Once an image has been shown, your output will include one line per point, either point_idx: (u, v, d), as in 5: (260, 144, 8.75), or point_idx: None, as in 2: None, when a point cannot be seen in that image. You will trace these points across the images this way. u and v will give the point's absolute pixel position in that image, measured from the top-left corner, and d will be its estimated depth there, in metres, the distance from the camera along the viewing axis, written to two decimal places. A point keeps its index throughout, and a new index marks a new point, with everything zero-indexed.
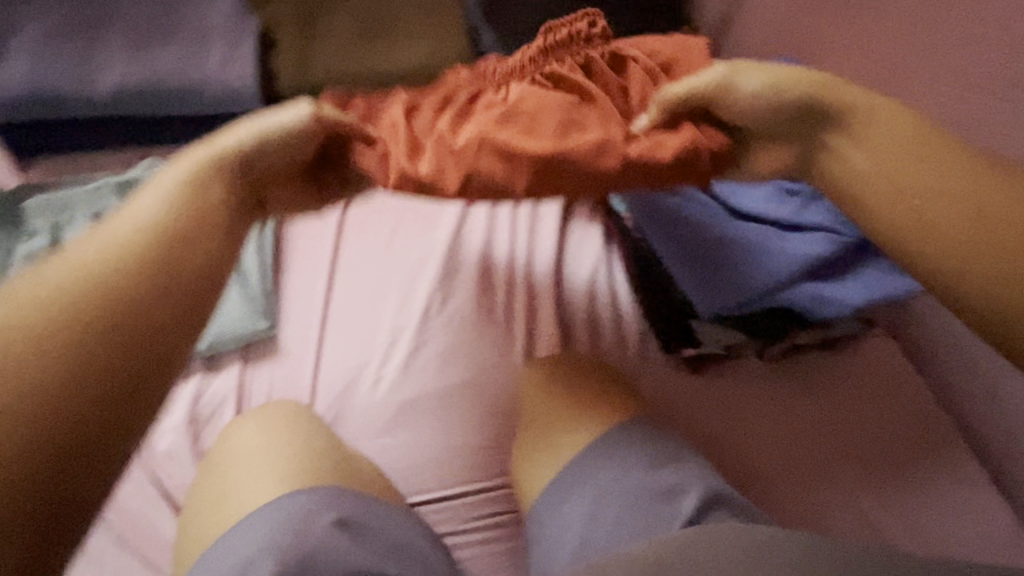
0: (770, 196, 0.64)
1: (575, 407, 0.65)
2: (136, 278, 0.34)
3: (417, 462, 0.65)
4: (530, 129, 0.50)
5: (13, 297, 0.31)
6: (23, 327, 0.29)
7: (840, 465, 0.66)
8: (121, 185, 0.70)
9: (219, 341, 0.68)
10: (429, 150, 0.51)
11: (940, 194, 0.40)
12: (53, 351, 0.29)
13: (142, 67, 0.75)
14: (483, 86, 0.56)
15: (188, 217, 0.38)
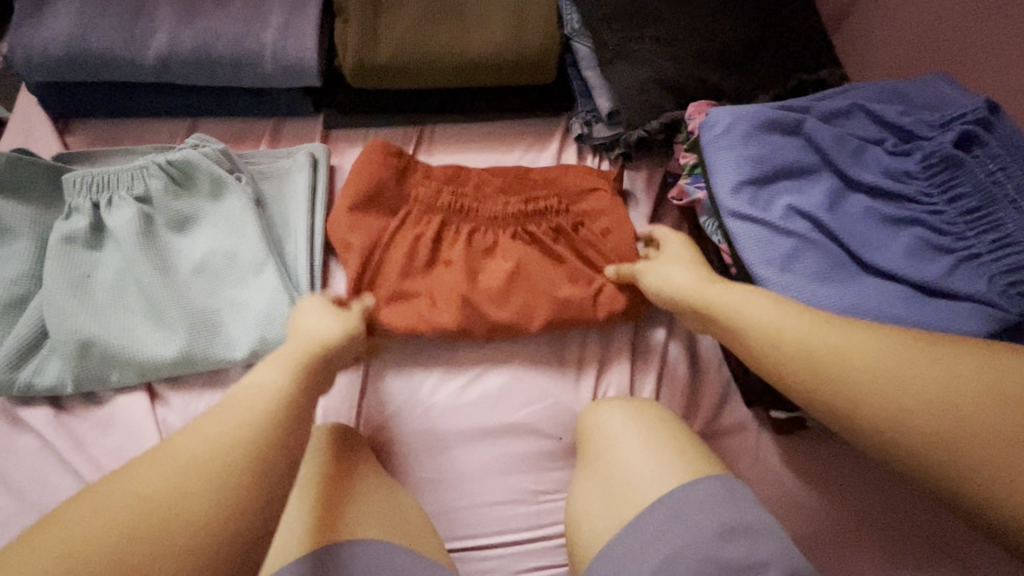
0: (912, 249, 0.53)
1: (652, 464, 0.57)
2: (260, 436, 0.38)
3: (468, 504, 0.61)
4: (525, 298, 0.66)
5: (141, 476, 0.34)
6: (177, 483, 0.34)
7: (922, 546, 0.59)
8: (168, 166, 0.63)
9: (263, 349, 0.60)
10: (447, 308, 0.64)
11: (887, 382, 0.38)
12: (228, 489, 0.35)
13: (194, 28, 0.67)
14: (479, 219, 0.69)
15: (286, 367, 0.45)
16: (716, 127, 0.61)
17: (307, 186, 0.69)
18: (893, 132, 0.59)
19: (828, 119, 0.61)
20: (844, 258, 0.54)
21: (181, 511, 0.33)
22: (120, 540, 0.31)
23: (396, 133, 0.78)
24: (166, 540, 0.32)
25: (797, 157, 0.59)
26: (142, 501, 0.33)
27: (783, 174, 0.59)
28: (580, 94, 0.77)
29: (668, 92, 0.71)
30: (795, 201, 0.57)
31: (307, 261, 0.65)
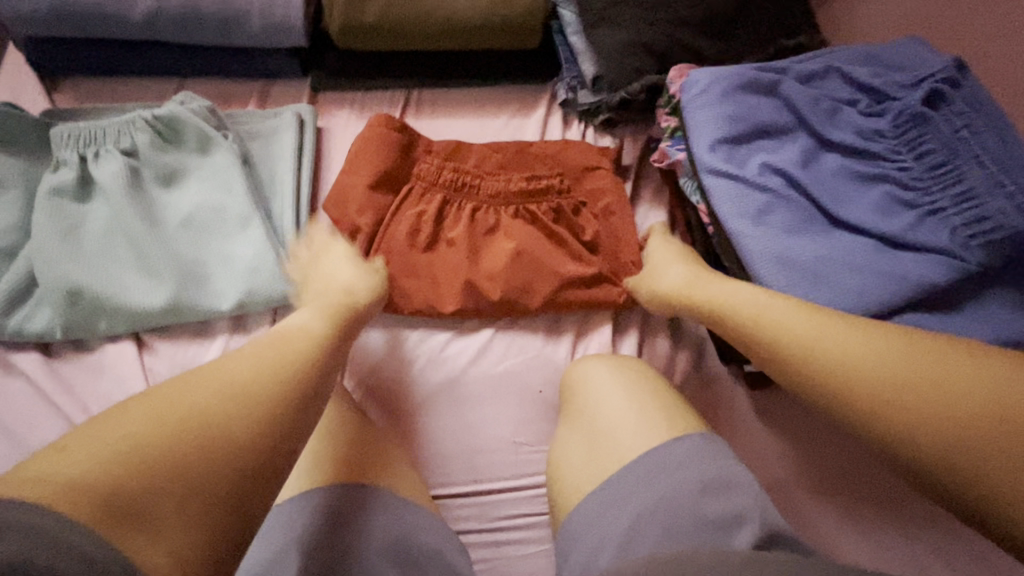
0: (881, 205, 0.55)
1: (630, 415, 0.60)
2: (285, 380, 0.43)
3: (451, 454, 0.63)
4: (527, 278, 0.67)
5: (166, 400, 0.37)
6: (197, 409, 0.37)
7: (890, 487, 0.61)
8: (156, 122, 0.64)
9: (250, 301, 0.61)
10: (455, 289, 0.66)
11: (865, 369, 0.42)
12: (241, 424, 0.38)
13: None
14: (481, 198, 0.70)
15: (321, 318, 0.53)
16: (696, 89, 0.63)
17: (294, 145, 0.70)
18: (866, 93, 0.61)
19: (805, 81, 0.62)
20: (815, 213, 0.56)
21: (194, 429, 0.36)
22: (132, 451, 0.33)
23: (384, 96, 0.78)
24: (177, 451, 0.34)
25: (773, 117, 0.61)
26: (167, 415, 0.36)
27: (760, 134, 0.61)
28: (565, 60, 0.77)
29: (651, 57, 0.72)
30: (770, 159, 0.59)
31: (294, 218, 0.66)
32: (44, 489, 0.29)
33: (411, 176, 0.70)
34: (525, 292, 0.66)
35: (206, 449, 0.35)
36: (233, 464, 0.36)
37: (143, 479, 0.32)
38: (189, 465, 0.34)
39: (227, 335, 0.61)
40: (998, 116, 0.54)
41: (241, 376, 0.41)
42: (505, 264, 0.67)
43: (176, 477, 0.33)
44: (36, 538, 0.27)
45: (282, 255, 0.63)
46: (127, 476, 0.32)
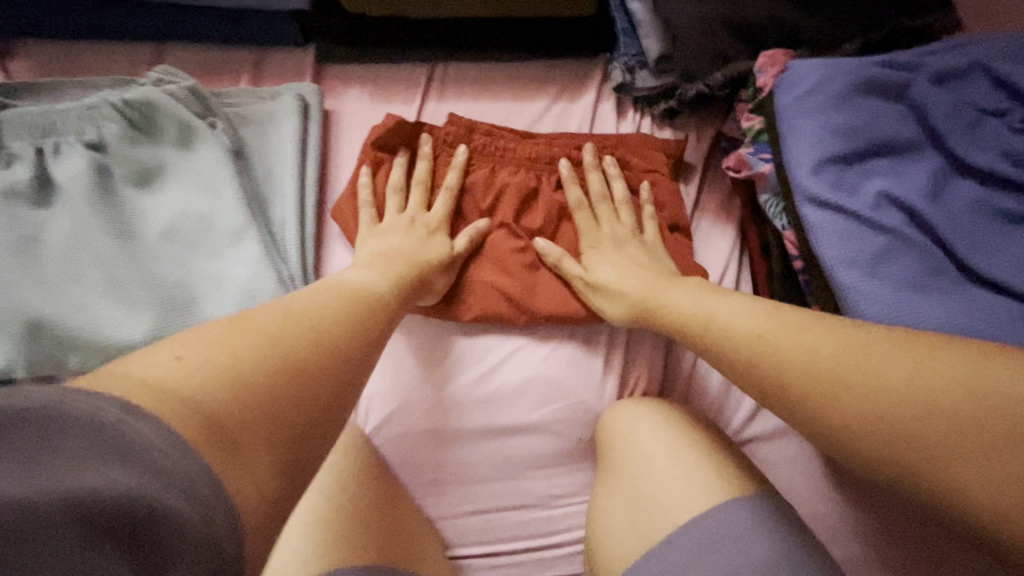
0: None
1: (692, 491, 0.50)
2: (355, 316, 0.40)
3: (474, 511, 0.55)
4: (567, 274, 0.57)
5: (241, 326, 0.33)
6: (272, 333, 0.33)
7: None
8: (126, 108, 0.52)
9: None
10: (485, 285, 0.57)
11: (839, 371, 0.34)
12: (314, 350, 0.34)
13: None
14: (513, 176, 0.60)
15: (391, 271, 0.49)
16: (797, 87, 0.50)
17: (295, 136, 0.58)
18: (1020, 102, 0.48)
19: (940, 81, 0.49)
20: (944, 261, 0.45)
21: (271, 349, 0.32)
22: (220, 369, 0.29)
23: (403, 70, 0.65)
24: (254, 368, 0.30)
25: (896, 129, 0.48)
26: (247, 336, 0.32)
27: (876, 150, 0.48)
28: (622, 31, 0.62)
29: (733, 36, 0.58)
30: (890, 185, 0.47)
31: (296, 227, 0.56)
32: (135, 392, 0.26)
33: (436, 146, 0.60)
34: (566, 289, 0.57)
35: (287, 357, 0.32)
36: (313, 390, 0.32)
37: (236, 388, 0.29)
38: (276, 385, 0.31)
39: None
40: None
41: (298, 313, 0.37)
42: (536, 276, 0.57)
43: (272, 384, 0.30)
44: (147, 466, 0.23)
45: (282, 276, 0.53)
46: (220, 378, 0.29)
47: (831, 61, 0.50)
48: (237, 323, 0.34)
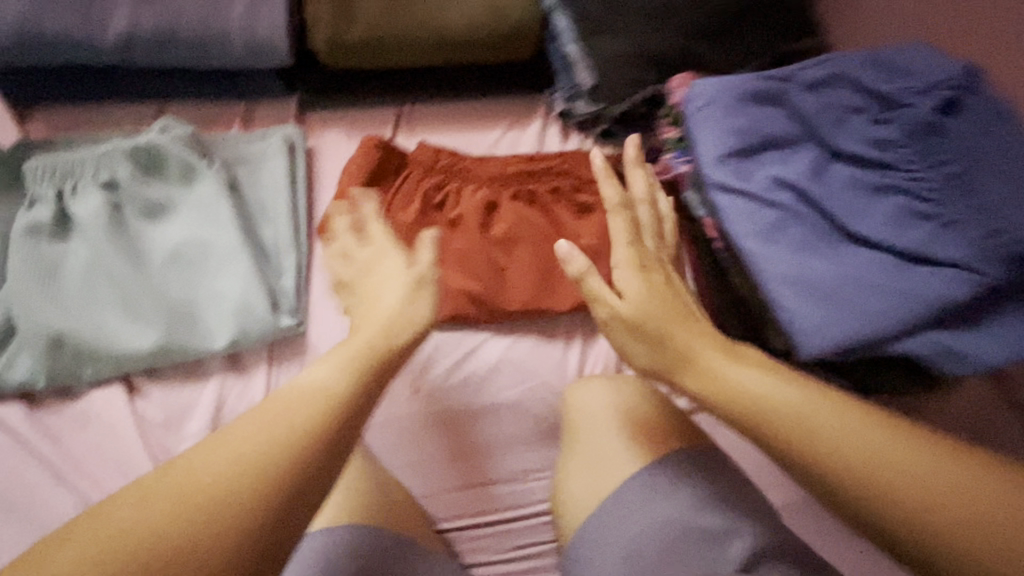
0: (897, 217, 0.53)
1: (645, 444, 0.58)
2: (303, 428, 0.35)
3: (455, 486, 0.61)
4: (528, 272, 0.65)
5: (164, 488, 0.31)
6: (188, 498, 0.31)
7: None
8: (136, 152, 0.61)
9: (243, 340, 0.58)
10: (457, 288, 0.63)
11: (865, 462, 0.36)
12: (240, 501, 0.31)
13: (157, 6, 0.63)
14: (476, 188, 0.68)
15: (364, 346, 0.41)
16: (700, 100, 0.61)
17: (284, 170, 0.66)
18: (877, 99, 0.58)
19: (812, 89, 0.60)
20: (826, 227, 0.55)
21: (195, 508, 0.31)
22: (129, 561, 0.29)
23: (376, 112, 0.76)
24: (162, 552, 0.29)
25: (780, 128, 0.59)
26: (173, 494, 0.31)
27: (767, 146, 0.59)
28: (562, 68, 0.74)
29: (649, 65, 0.70)
30: (780, 171, 0.57)
31: (287, 246, 0.63)
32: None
33: (408, 170, 0.69)
34: (532, 286, 0.64)
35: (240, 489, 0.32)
36: (228, 542, 0.30)
37: (199, 513, 0.31)
38: (180, 554, 0.30)
39: (220, 375, 0.58)
40: (1014, 125, 0.53)
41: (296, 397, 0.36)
42: (501, 276, 0.65)
43: (194, 558, 0.30)
44: None
45: (274, 289, 0.60)
46: (128, 551, 0.29)
47: (726, 78, 0.61)
48: (172, 471, 0.32)
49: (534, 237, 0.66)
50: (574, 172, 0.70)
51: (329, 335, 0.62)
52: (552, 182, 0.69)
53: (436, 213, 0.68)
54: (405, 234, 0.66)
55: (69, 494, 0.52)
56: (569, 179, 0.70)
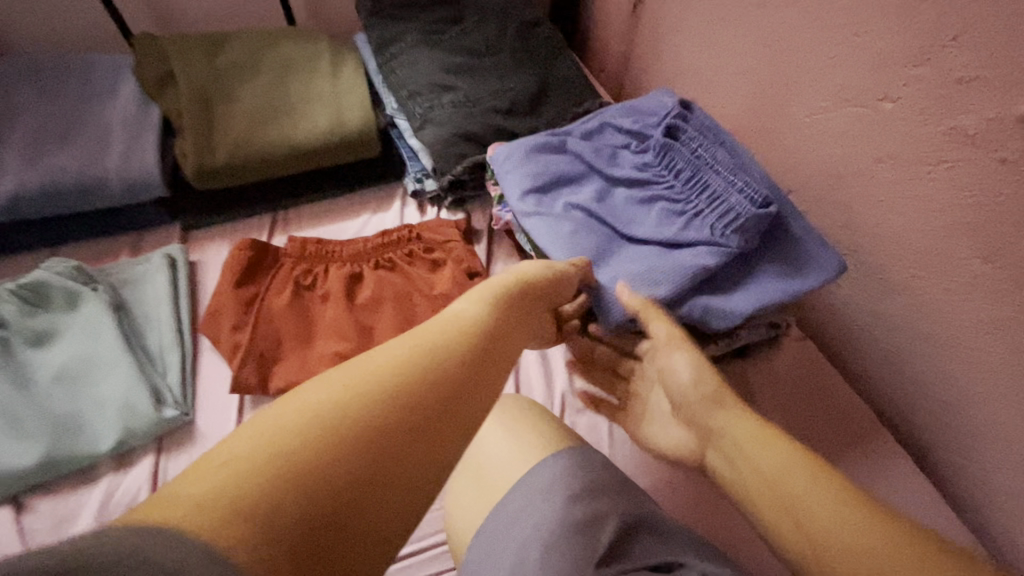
0: (661, 216, 0.66)
1: (511, 452, 0.64)
2: (395, 383, 0.36)
3: None
4: (389, 326, 0.74)
5: (250, 431, 0.33)
6: (265, 439, 0.32)
7: None
8: (21, 290, 0.69)
9: (130, 438, 0.63)
10: (328, 353, 0.71)
11: (827, 531, 0.41)
12: (327, 443, 0.32)
13: (42, 168, 0.76)
14: (339, 267, 0.79)
15: (462, 328, 0.42)
16: (505, 159, 0.75)
17: (166, 283, 0.75)
18: (637, 135, 0.74)
19: (589, 138, 0.76)
20: (610, 235, 0.67)
21: (276, 446, 0.31)
22: (224, 491, 0.29)
23: (252, 221, 0.86)
24: (247, 486, 0.30)
25: (569, 168, 0.73)
26: (257, 438, 0.32)
27: (562, 184, 0.72)
28: (408, 158, 0.90)
29: (470, 142, 0.85)
30: (570, 199, 0.70)
31: (170, 347, 0.71)
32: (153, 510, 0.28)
33: (278, 263, 0.79)
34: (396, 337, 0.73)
35: (308, 485, 0.30)
36: (320, 478, 0.31)
37: (239, 507, 0.29)
38: (269, 496, 0.30)
39: (111, 476, 0.63)
40: (721, 138, 0.71)
41: (379, 387, 0.36)
42: (366, 335, 0.73)
43: (287, 492, 0.30)
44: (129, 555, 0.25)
45: (159, 387, 0.67)
46: (234, 487, 0.29)
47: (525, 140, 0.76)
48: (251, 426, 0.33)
49: (393, 296, 0.76)
50: (424, 236, 0.82)
51: (215, 418, 0.68)
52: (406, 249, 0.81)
53: (306, 294, 0.78)
54: (279, 315, 0.74)
55: None
56: (421, 244, 0.82)
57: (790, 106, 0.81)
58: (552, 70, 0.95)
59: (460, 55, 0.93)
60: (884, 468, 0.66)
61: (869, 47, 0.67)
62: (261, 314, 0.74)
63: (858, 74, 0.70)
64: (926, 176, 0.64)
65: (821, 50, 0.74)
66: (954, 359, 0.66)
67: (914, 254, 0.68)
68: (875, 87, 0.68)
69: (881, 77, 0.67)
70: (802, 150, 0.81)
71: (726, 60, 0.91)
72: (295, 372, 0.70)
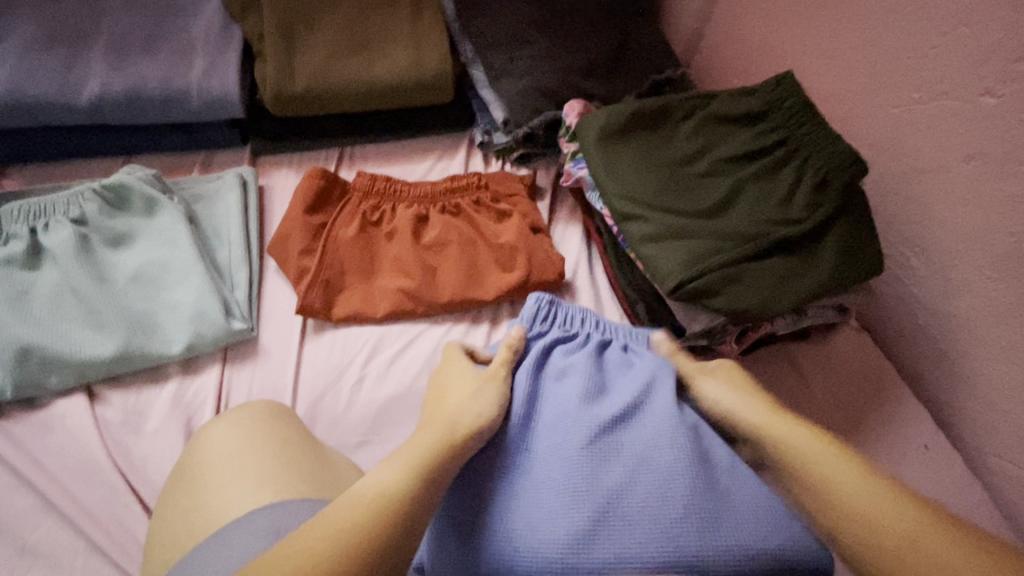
0: (643, 495, 0.42)
1: None
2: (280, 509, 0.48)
3: None
4: (452, 271, 0.74)
5: (166, 532, 0.51)
6: (164, 536, 0.51)
7: None
8: (104, 191, 0.70)
9: (199, 343, 0.65)
10: (388, 293, 0.72)
11: (856, 512, 0.40)
12: (196, 532, 0.49)
13: (124, 73, 0.77)
14: (407, 207, 0.79)
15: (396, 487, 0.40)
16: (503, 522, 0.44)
17: (237, 201, 0.76)
18: (583, 352, 0.56)
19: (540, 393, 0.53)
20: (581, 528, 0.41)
21: (179, 534, 0.50)
22: (155, 549, 0.50)
23: (319, 154, 0.87)
24: (160, 557, 0.50)
25: (576, 458, 0.45)
26: (161, 535, 0.51)
27: (617, 493, 0.42)
28: (479, 110, 0.90)
29: (546, 98, 0.85)
30: (645, 510, 0.41)
31: (240, 264, 0.72)
32: (164, 495, 0.55)
33: (347, 198, 0.79)
34: (457, 281, 0.73)
35: (185, 538, 0.49)
36: (181, 544, 0.49)
37: (151, 567, 0.50)
38: (171, 548, 0.49)
39: (178, 379, 0.65)
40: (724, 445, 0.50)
41: (225, 484, 0.51)
42: (427, 275, 0.73)
43: (174, 552, 0.49)
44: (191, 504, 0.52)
45: (227, 299, 0.68)
46: (155, 550, 0.51)
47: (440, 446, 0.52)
48: (167, 532, 0.51)
49: (459, 240, 0.76)
50: (492, 186, 0.81)
51: (278, 336, 0.70)
52: (473, 198, 0.81)
53: (371, 230, 0.78)
54: (340, 245, 0.74)
55: (28, 493, 0.56)
56: (488, 193, 0.81)
57: (870, 96, 0.73)
58: (632, 37, 0.93)
59: (541, 7, 0.90)
60: (936, 463, 0.64)
61: (975, 35, 0.59)
62: (325, 242, 0.74)
63: (955, 65, 0.62)
64: (1018, 174, 0.58)
65: (916, 39, 0.65)
66: (1011, 366, 0.62)
67: (985, 259, 0.63)
68: (975, 80, 0.60)
69: (983, 70, 0.59)
70: (876, 136, 0.73)
71: (797, 38, 0.82)
72: (360, 303, 0.71)
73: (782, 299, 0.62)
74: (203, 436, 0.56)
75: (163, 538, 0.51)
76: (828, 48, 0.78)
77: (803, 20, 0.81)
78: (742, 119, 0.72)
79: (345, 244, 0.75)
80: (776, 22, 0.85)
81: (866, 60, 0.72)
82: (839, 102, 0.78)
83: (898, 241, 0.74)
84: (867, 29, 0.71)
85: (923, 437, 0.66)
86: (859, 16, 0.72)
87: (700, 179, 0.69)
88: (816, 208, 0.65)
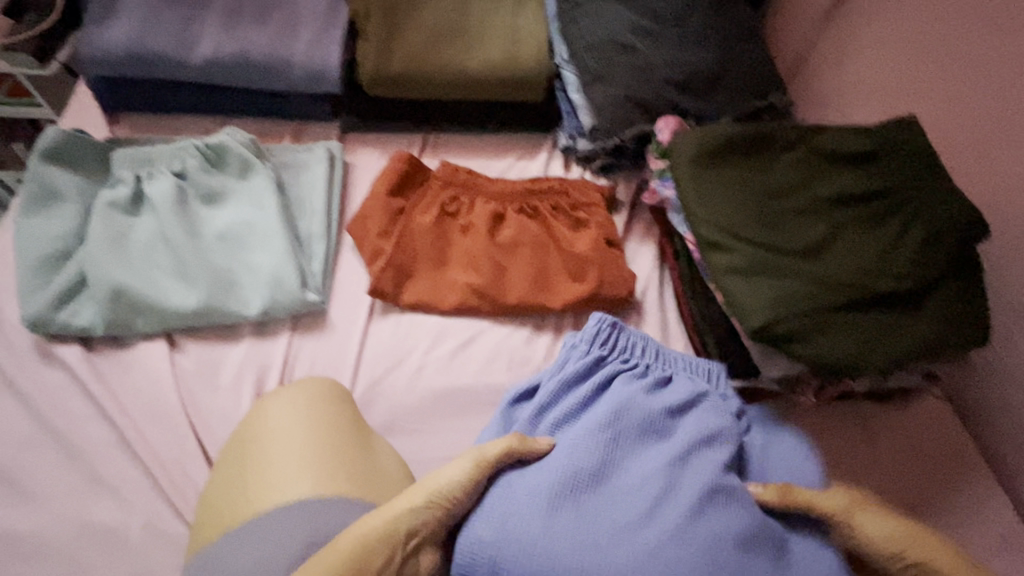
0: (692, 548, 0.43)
1: None
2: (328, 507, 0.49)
3: (448, 453, 0.63)
4: (521, 274, 0.73)
5: (218, 502, 0.53)
6: (217, 504, 0.52)
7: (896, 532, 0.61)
8: (206, 149, 0.73)
9: (273, 308, 0.67)
10: (456, 286, 0.72)
11: None
12: (247, 509, 0.51)
13: (235, 38, 0.79)
14: (485, 203, 0.79)
15: None
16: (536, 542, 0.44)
17: (325, 175, 0.78)
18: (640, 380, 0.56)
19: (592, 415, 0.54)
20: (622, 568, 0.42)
21: (230, 506, 0.52)
22: (207, 514, 0.52)
23: (403, 139, 0.88)
24: (212, 522, 0.52)
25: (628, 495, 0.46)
26: (214, 502, 0.53)
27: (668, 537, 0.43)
28: (566, 113, 0.89)
29: (640, 110, 0.82)
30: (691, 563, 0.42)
31: (319, 237, 0.74)
32: (219, 462, 0.57)
33: (428, 186, 0.80)
34: (525, 284, 0.72)
35: (236, 512, 0.51)
36: (233, 517, 0.51)
37: (202, 531, 0.52)
38: (222, 518, 0.51)
39: (250, 340, 0.67)
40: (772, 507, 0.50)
41: (280, 462, 0.52)
42: (495, 274, 0.73)
43: (224, 523, 0.51)
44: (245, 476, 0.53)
45: (303, 269, 0.70)
46: (207, 515, 0.52)
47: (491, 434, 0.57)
48: (220, 501, 0.53)
49: (531, 243, 0.76)
50: (571, 192, 0.80)
51: (346, 312, 0.71)
52: (551, 203, 0.80)
53: (446, 221, 0.78)
54: (415, 232, 0.75)
55: (105, 427, 0.59)
56: (566, 200, 0.80)
57: (994, 152, 0.67)
58: (736, 56, 0.89)
59: (646, 15, 0.88)
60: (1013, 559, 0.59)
61: None
62: (401, 226, 0.75)
63: None
64: None
65: None
66: None
67: None
68: None
69: None
70: (994, 197, 0.68)
71: (917, 78, 0.77)
72: (428, 293, 0.72)
73: (871, 357, 0.58)
74: (262, 412, 0.57)
75: (218, 500, 0.52)
76: (953, 94, 0.72)
77: (928, 60, 0.75)
78: (849, 160, 0.68)
79: (421, 232, 0.75)
80: (895, 58, 0.80)
81: (996, 112, 0.67)
82: (956, 154, 0.72)
83: (1002, 312, 0.68)
84: (1002, 79, 0.65)
85: (1000, 527, 0.61)
86: (996, 65, 0.66)
87: (797, 217, 0.66)
88: (922, 265, 0.61)
